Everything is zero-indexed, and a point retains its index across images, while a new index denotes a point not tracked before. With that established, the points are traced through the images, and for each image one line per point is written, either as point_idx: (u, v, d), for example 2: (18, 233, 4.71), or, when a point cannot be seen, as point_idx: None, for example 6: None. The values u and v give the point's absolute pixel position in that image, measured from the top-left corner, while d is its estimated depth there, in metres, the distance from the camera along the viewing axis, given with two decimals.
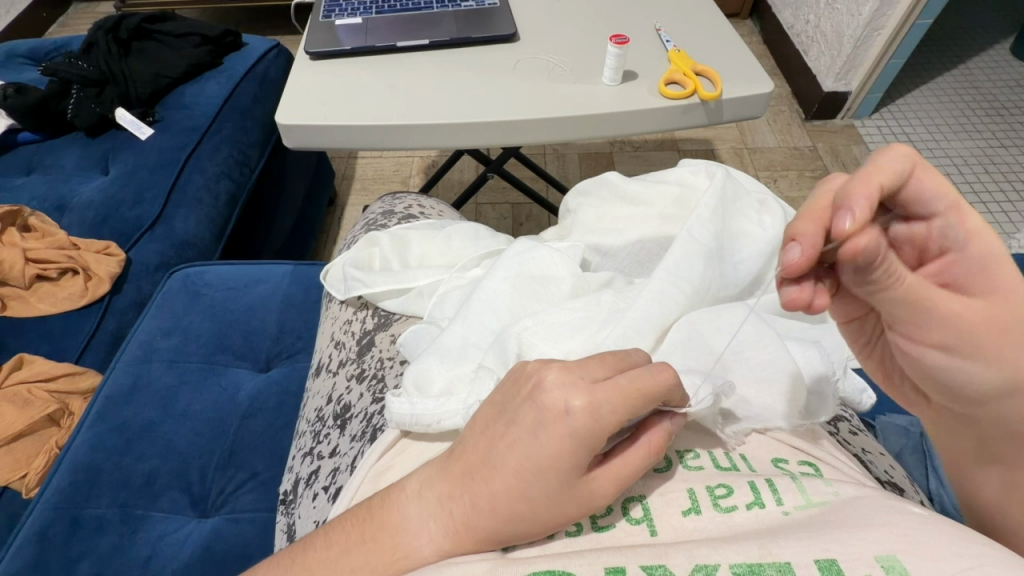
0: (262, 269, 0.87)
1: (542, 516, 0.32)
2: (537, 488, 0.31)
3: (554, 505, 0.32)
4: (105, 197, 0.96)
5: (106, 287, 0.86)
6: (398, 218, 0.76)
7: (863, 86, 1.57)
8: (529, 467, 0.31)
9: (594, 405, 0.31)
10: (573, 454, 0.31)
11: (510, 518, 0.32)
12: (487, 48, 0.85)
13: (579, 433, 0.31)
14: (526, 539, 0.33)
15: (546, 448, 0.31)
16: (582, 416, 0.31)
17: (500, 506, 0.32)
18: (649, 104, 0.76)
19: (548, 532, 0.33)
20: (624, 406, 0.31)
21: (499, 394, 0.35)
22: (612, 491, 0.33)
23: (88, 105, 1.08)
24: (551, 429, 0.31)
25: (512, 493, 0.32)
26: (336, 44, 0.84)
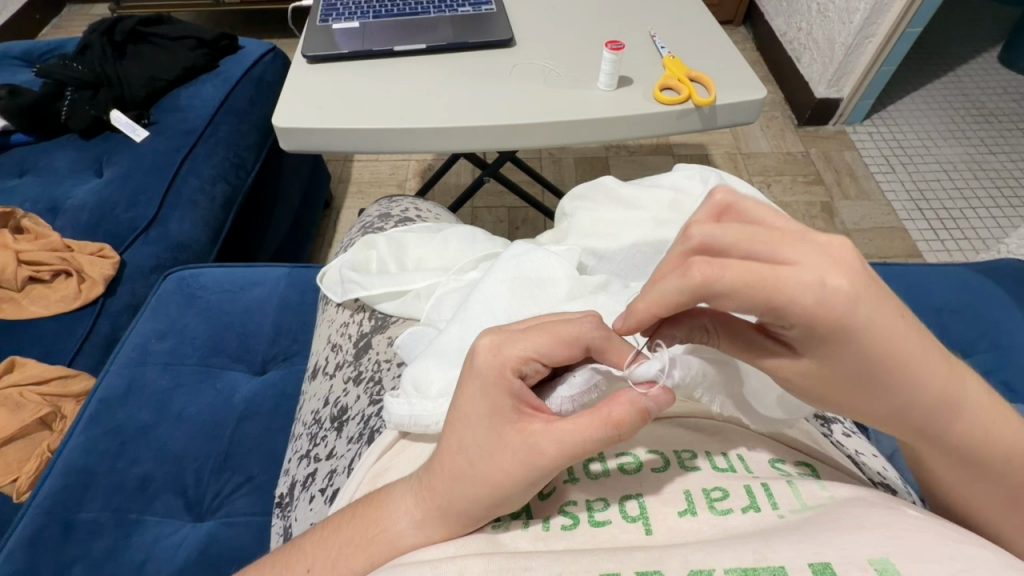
0: (257, 271, 0.87)
1: (482, 470, 0.33)
2: (468, 436, 0.34)
3: (488, 456, 0.33)
4: (99, 199, 0.95)
5: (100, 289, 0.85)
6: (395, 221, 0.77)
7: (854, 93, 1.60)
8: (457, 416, 0.34)
9: (496, 341, 0.34)
10: (485, 394, 0.34)
11: (457, 475, 0.34)
12: (482, 54, 0.86)
13: (485, 372, 0.33)
14: (481, 503, 0.34)
15: (465, 395, 0.34)
16: (486, 353, 0.34)
17: (447, 462, 0.35)
18: (644, 109, 0.77)
19: (497, 495, 0.33)
20: (528, 344, 0.33)
21: None
22: (550, 448, 0.32)
23: (84, 106, 1.08)
24: (463, 373, 0.35)
25: (454, 447, 0.35)
26: (334, 48, 0.85)
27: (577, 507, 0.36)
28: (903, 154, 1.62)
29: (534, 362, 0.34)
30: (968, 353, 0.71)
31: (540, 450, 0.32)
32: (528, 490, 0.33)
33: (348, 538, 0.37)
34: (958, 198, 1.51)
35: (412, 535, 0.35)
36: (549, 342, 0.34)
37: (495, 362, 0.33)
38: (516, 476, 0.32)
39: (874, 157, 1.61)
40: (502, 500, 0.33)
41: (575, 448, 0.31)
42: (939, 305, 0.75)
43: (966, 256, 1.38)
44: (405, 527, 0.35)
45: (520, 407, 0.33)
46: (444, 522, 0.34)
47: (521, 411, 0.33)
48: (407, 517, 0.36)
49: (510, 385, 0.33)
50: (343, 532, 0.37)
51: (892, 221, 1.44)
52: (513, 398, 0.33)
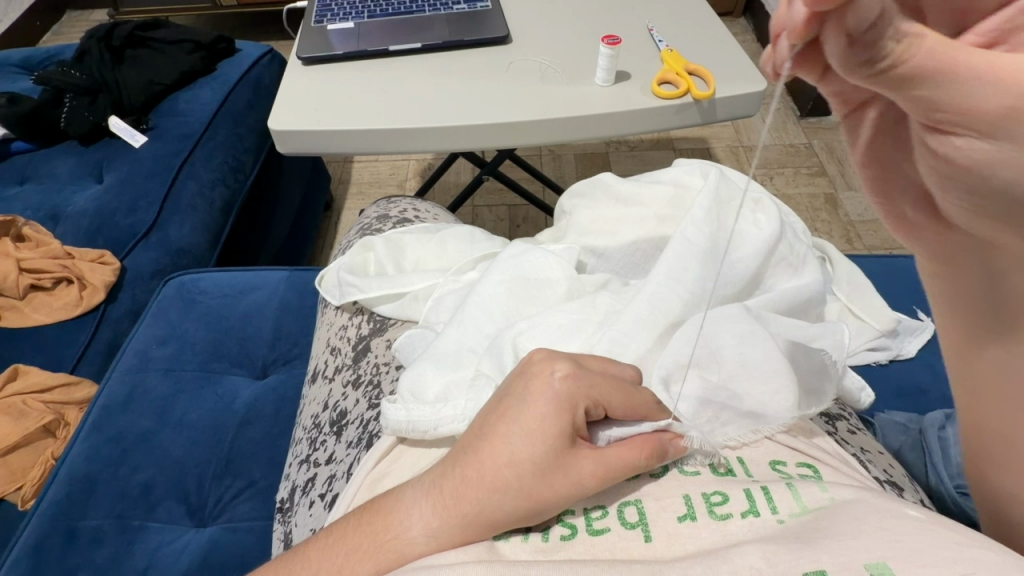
0: (257, 275, 0.87)
1: (524, 484, 0.34)
2: (515, 453, 0.34)
3: (539, 475, 0.34)
4: (99, 206, 0.95)
5: (101, 296, 0.84)
6: (393, 222, 0.76)
7: None
8: (515, 429, 0.34)
9: (573, 372, 0.36)
10: (556, 416, 0.34)
11: (496, 486, 0.34)
12: (478, 51, 0.85)
13: (562, 396, 0.35)
14: (514, 518, 0.34)
15: (531, 412, 0.35)
16: (564, 382, 0.36)
17: (487, 473, 0.34)
18: (642, 103, 0.76)
19: (528, 510, 0.34)
20: (599, 386, 0.36)
21: (547, 421, 0.34)
22: (591, 473, 0.34)
23: (82, 113, 1.07)
24: (535, 390, 0.36)
25: (502, 458, 0.34)
26: (328, 49, 0.84)
27: (576, 517, 0.35)
28: None
29: (601, 408, 0.36)
30: None
31: (583, 469, 0.34)
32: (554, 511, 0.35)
33: (352, 545, 0.36)
34: None
35: (423, 542, 0.35)
36: (616, 392, 0.37)
37: (571, 390, 0.35)
38: (555, 496, 0.34)
39: None
40: (531, 515, 0.34)
41: (607, 483, 0.34)
42: None
43: None
44: (416, 533, 0.35)
45: (576, 430, 0.35)
46: (461, 531, 0.34)
47: (575, 437, 0.35)
48: (420, 523, 0.35)
49: (578, 413, 0.35)
50: (349, 537, 0.37)
51: None
52: (574, 424, 0.35)
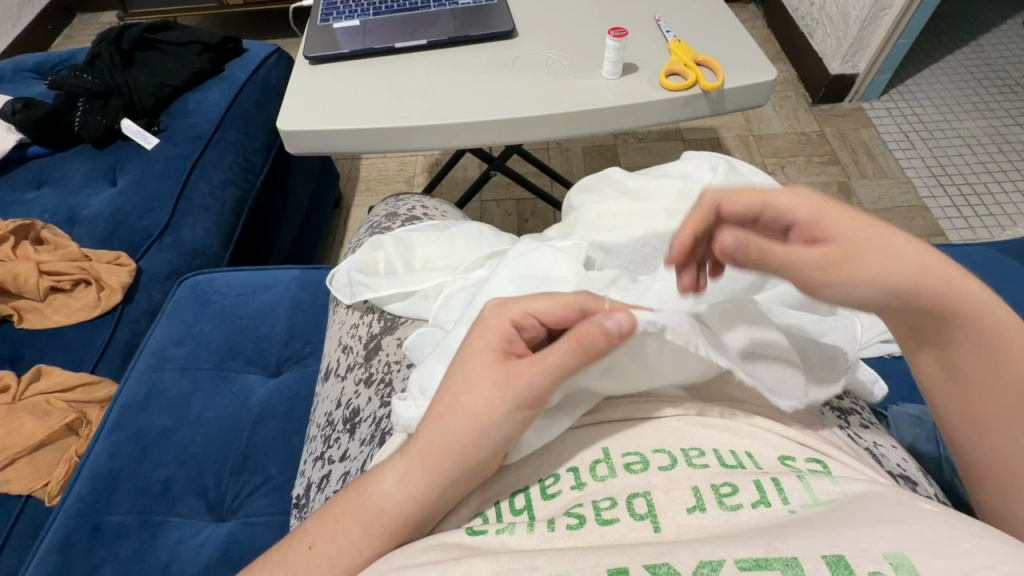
0: (269, 274, 0.88)
1: (462, 406, 0.37)
2: (453, 380, 0.38)
3: (473, 391, 0.37)
4: (114, 208, 0.97)
5: (118, 297, 0.86)
6: (402, 220, 0.77)
7: (869, 68, 1.71)
8: (452, 364, 0.39)
9: (499, 302, 0.41)
10: (481, 338, 0.39)
11: (439, 414, 0.38)
12: (484, 46, 0.85)
13: (488, 322, 0.40)
14: (461, 441, 0.37)
15: (464, 346, 0.40)
16: (489, 311, 0.40)
17: (433, 408, 0.39)
18: (649, 96, 0.75)
19: (471, 428, 0.37)
20: (527, 303, 0.39)
21: (479, 340, 0.39)
22: (527, 374, 0.36)
23: (95, 116, 1.08)
24: (470, 328, 0.41)
25: (444, 390, 0.39)
26: (335, 48, 0.84)
27: (584, 509, 0.36)
28: (924, 130, 1.72)
29: (532, 318, 0.39)
30: None
31: (518, 373, 0.36)
32: (506, 422, 0.36)
33: (340, 511, 0.40)
34: (982, 173, 1.61)
35: (394, 490, 0.39)
36: (544, 300, 0.39)
37: (496, 316, 0.40)
38: (493, 407, 0.36)
39: (892, 135, 1.72)
40: (478, 434, 0.37)
41: (552, 377, 0.36)
42: None
43: (990, 233, 1.48)
44: (388, 484, 0.39)
45: (506, 348, 0.39)
46: (423, 468, 0.38)
47: (505, 354, 0.39)
48: (391, 476, 0.39)
49: (506, 333, 0.39)
50: (337, 501, 0.41)
51: (912, 200, 1.56)
52: (504, 343, 0.39)
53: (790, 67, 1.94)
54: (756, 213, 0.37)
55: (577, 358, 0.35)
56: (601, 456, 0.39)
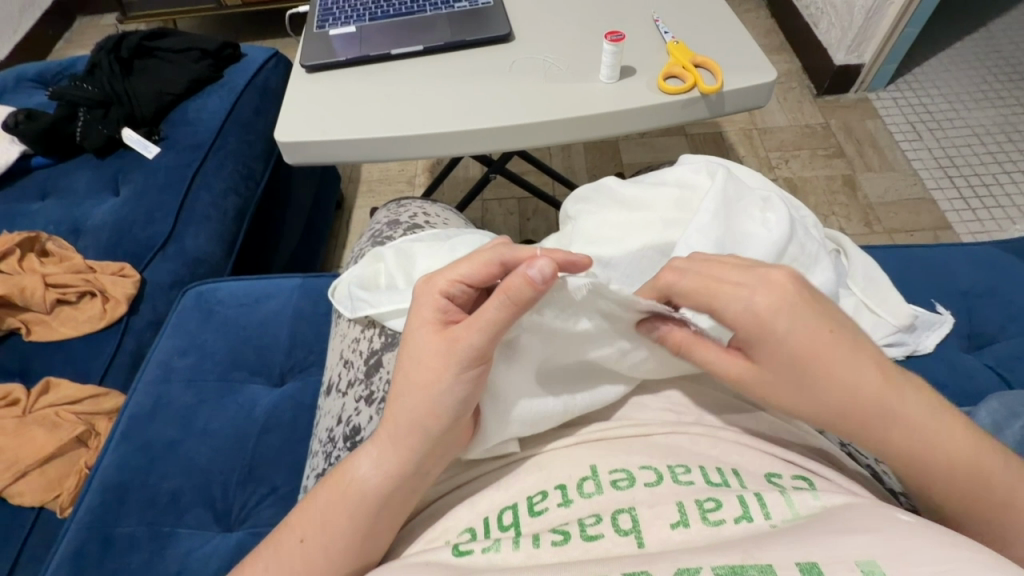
0: (271, 284, 0.89)
1: (416, 381, 0.39)
2: (404, 362, 0.40)
3: (421, 368, 0.39)
4: (118, 219, 0.98)
5: (123, 308, 0.86)
6: (403, 228, 0.77)
7: (876, 58, 1.68)
8: (401, 348, 0.41)
9: (427, 278, 0.42)
10: (417, 317, 0.41)
11: (399, 398, 0.40)
12: (481, 50, 0.84)
13: (421, 299, 0.41)
14: (423, 416, 0.39)
15: (406, 332, 0.41)
16: (421, 288, 0.42)
17: (392, 394, 0.41)
18: (647, 100, 0.74)
19: (428, 405, 0.39)
20: (451, 271, 0.40)
21: (421, 317, 0.40)
22: (463, 336, 0.38)
23: (96, 127, 1.09)
24: (409, 311, 0.42)
25: (396, 374, 0.41)
26: (331, 55, 0.84)
27: (570, 525, 0.37)
28: (932, 120, 1.70)
29: (460, 285, 0.40)
30: (995, 340, 0.73)
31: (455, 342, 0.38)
32: (455, 386, 0.39)
33: (326, 502, 0.43)
34: (991, 163, 1.58)
35: (372, 474, 0.41)
36: (470, 266, 0.40)
37: (426, 292, 0.41)
38: (442, 375, 0.38)
39: (899, 125, 1.70)
40: (438, 405, 0.39)
41: (488, 331, 0.37)
42: (965, 289, 0.76)
43: (999, 226, 1.46)
44: (364, 470, 0.41)
45: (445, 319, 0.40)
46: (396, 449, 0.41)
47: (445, 323, 0.40)
48: (366, 463, 0.41)
49: (439, 304, 0.40)
50: (323, 493, 0.43)
51: (920, 192, 1.54)
52: (438, 313, 0.40)
53: (794, 58, 1.92)
54: (711, 311, 0.39)
55: (509, 312, 0.37)
56: (588, 473, 0.40)
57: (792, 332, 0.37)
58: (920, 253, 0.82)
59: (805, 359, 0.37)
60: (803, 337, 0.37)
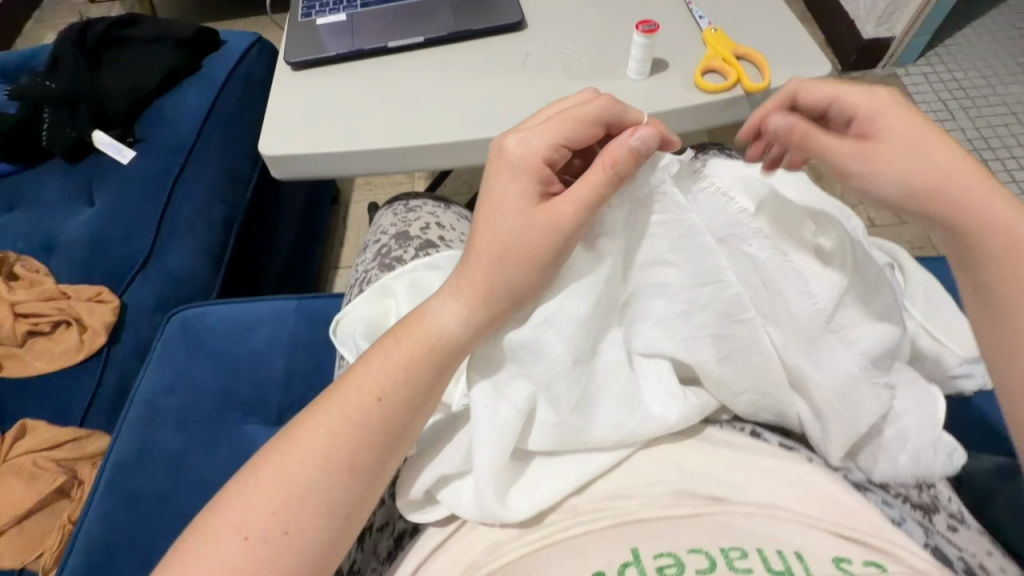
0: (263, 307, 0.80)
1: (517, 233, 0.43)
2: (502, 215, 0.44)
3: (524, 222, 0.43)
4: (93, 234, 0.89)
5: (102, 339, 0.79)
6: (415, 246, 0.67)
7: (908, 30, 1.57)
8: (501, 202, 0.44)
9: (522, 136, 0.45)
10: (518, 175, 0.44)
11: (499, 241, 0.43)
12: (490, 41, 0.74)
13: (513, 158, 0.45)
14: (520, 268, 0.42)
15: (500, 177, 0.45)
16: (511, 146, 0.45)
17: (493, 240, 0.44)
18: (684, 100, 0.65)
19: (532, 256, 0.42)
20: (556, 127, 0.44)
21: (523, 172, 0.44)
22: (568, 205, 0.41)
23: (65, 129, 0.99)
24: (495, 165, 0.46)
25: (491, 231, 0.44)
26: (319, 50, 0.74)
27: None
28: (964, 98, 1.59)
29: (562, 148, 0.45)
30: None
31: (553, 205, 0.42)
32: (556, 254, 0.42)
33: (395, 364, 0.42)
34: None
35: (456, 325, 0.43)
36: (571, 123, 0.44)
37: (524, 150, 0.44)
38: (548, 233, 0.42)
39: (930, 103, 1.59)
40: (537, 265, 0.42)
41: (585, 199, 0.41)
42: None
43: None
44: (451, 323, 0.43)
45: (543, 184, 0.44)
46: (488, 295, 0.43)
47: (542, 189, 0.44)
48: (451, 317, 0.43)
49: (541, 165, 0.44)
50: (390, 356, 0.43)
51: None
52: (542, 174, 0.44)
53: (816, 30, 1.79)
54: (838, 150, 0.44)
55: (610, 182, 0.41)
56: (630, 558, 0.37)
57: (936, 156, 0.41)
58: None
59: (944, 181, 0.40)
60: (942, 164, 0.40)
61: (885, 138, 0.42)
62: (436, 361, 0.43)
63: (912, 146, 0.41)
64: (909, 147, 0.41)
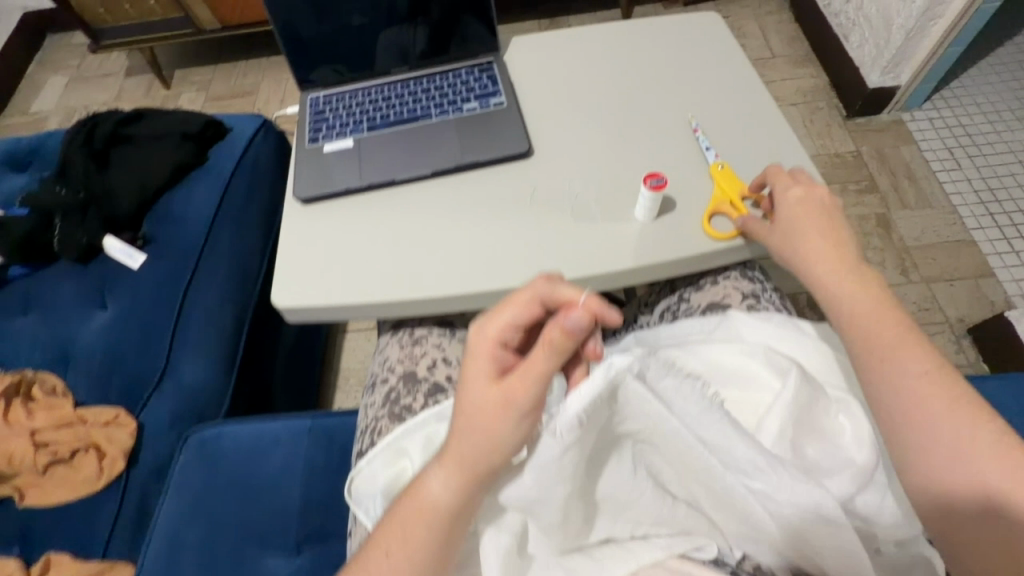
0: (277, 428, 0.82)
1: (483, 417, 0.48)
2: (471, 398, 0.49)
3: (486, 406, 0.48)
4: (108, 348, 0.90)
5: (123, 464, 0.82)
6: (422, 391, 0.70)
7: (915, 76, 1.54)
8: (468, 383, 0.50)
9: (479, 326, 0.52)
10: (482, 359, 0.50)
11: (472, 418, 0.48)
12: (498, 171, 0.75)
13: (477, 345, 0.51)
14: (493, 440, 0.47)
15: (471, 367, 0.50)
16: (475, 336, 0.51)
17: (466, 421, 0.48)
18: (693, 246, 0.66)
19: (499, 431, 0.47)
20: (511, 314, 0.51)
21: (483, 357, 0.50)
22: (520, 382, 0.47)
23: (74, 233, 0.99)
24: (467, 356, 0.51)
25: (464, 412, 0.49)
26: (328, 185, 0.74)
27: None
28: (971, 144, 1.58)
29: (510, 329, 0.52)
30: None
31: (510, 382, 0.48)
32: (517, 425, 0.47)
33: (399, 529, 0.48)
34: None
35: (444, 493, 0.47)
36: (517, 308, 0.52)
37: (483, 338, 0.51)
38: (506, 411, 0.47)
39: (936, 151, 1.58)
40: (503, 439, 0.47)
41: (537, 376, 0.47)
42: None
43: None
44: (439, 490, 0.48)
45: (499, 366, 0.50)
46: (469, 468, 0.47)
47: (500, 371, 0.50)
48: (439, 483, 0.48)
49: (497, 349, 0.51)
50: (394, 523, 0.48)
51: (959, 233, 1.44)
52: (498, 358, 0.50)
53: (820, 72, 1.78)
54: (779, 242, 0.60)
55: (551, 358, 0.47)
56: None
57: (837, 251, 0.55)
58: (987, 386, 0.75)
59: (839, 266, 0.53)
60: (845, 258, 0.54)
61: (810, 235, 0.57)
62: (440, 528, 0.47)
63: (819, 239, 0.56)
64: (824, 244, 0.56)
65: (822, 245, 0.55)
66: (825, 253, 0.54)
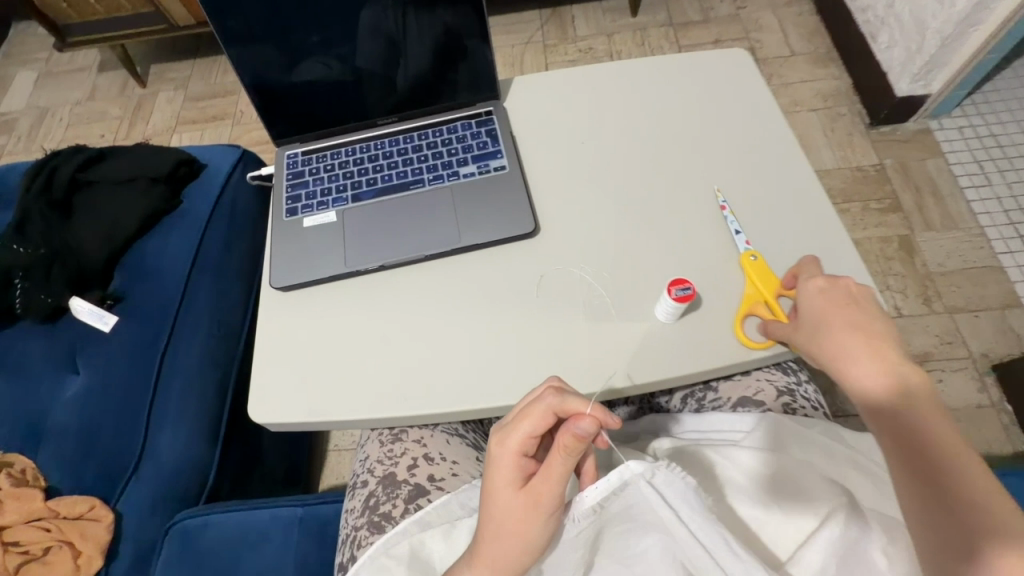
0: (264, 519, 0.76)
1: (511, 524, 0.47)
2: (497, 509, 0.47)
3: (513, 514, 0.47)
4: (81, 426, 0.84)
5: (100, 560, 0.77)
6: (406, 496, 0.65)
7: (946, 87, 1.43)
8: (491, 490, 0.48)
9: (499, 438, 0.48)
10: (503, 470, 0.47)
11: (497, 527, 0.47)
12: (499, 252, 0.67)
13: (498, 457, 0.48)
14: (519, 546, 0.47)
15: (493, 476, 0.48)
16: (494, 449, 0.48)
17: (493, 528, 0.47)
18: (722, 354, 0.58)
19: (525, 536, 0.47)
20: (526, 427, 0.47)
21: (504, 466, 0.47)
22: (545, 487, 0.46)
23: (38, 294, 0.90)
24: (487, 464, 0.49)
25: (491, 520, 0.48)
26: (311, 272, 0.66)
27: None
28: (1002, 157, 1.48)
29: (528, 441, 0.47)
30: None
31: (536, 484, 0.47)
32: (546, 523, 0.47)
33: None
34: None
35: None
36: (531, 423, 0.47)
37: (502, 454, 0.48)
38: (533, 513, 0.47)
39: (965, 165, 1.48)
40: (531, 541, 0.47)
41: (558, 481, 0.46)
42: None
43: None
44: None
45: (522, 473, 0.48)
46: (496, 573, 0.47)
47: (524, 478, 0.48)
48: None
49: (519, 461, 0.47)
50: None
51: (986, 257, 1.36)
52: (519, 468, 0.47)
53: (843, 73, 1.66)
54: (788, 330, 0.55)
55: (569, 462, 0.45)
56: None
57: (855, 334, 0.49)
58: None
59: (848, 351, 0.49)
60: (861, 341, 0.49)
61: (823, 320, 0.52)
62: None
63: (829, 323, 0.51)
64: (836, 328, 0.51)
65: (832, 324, 0.51)
66: (849, 348, 0.49)
